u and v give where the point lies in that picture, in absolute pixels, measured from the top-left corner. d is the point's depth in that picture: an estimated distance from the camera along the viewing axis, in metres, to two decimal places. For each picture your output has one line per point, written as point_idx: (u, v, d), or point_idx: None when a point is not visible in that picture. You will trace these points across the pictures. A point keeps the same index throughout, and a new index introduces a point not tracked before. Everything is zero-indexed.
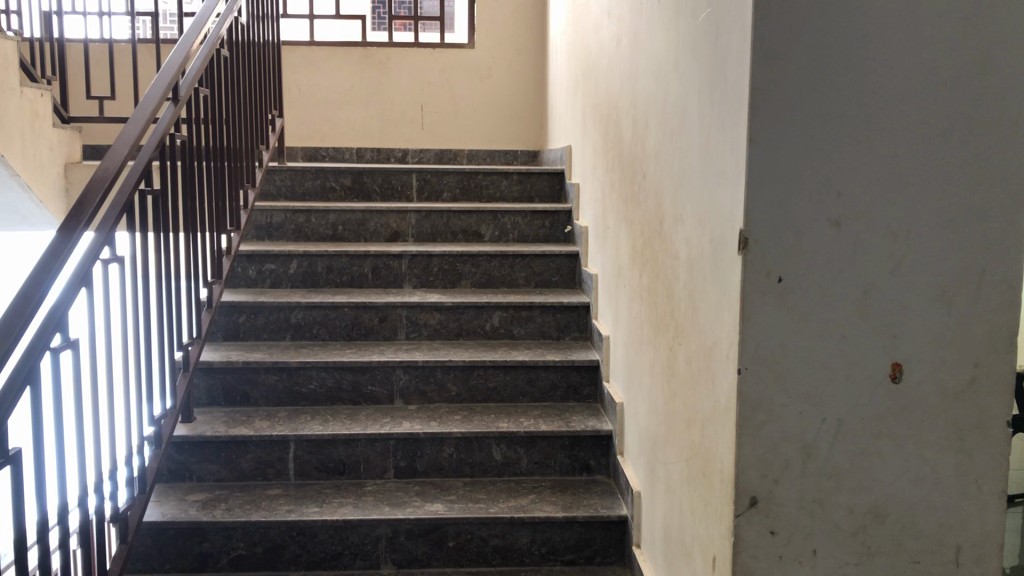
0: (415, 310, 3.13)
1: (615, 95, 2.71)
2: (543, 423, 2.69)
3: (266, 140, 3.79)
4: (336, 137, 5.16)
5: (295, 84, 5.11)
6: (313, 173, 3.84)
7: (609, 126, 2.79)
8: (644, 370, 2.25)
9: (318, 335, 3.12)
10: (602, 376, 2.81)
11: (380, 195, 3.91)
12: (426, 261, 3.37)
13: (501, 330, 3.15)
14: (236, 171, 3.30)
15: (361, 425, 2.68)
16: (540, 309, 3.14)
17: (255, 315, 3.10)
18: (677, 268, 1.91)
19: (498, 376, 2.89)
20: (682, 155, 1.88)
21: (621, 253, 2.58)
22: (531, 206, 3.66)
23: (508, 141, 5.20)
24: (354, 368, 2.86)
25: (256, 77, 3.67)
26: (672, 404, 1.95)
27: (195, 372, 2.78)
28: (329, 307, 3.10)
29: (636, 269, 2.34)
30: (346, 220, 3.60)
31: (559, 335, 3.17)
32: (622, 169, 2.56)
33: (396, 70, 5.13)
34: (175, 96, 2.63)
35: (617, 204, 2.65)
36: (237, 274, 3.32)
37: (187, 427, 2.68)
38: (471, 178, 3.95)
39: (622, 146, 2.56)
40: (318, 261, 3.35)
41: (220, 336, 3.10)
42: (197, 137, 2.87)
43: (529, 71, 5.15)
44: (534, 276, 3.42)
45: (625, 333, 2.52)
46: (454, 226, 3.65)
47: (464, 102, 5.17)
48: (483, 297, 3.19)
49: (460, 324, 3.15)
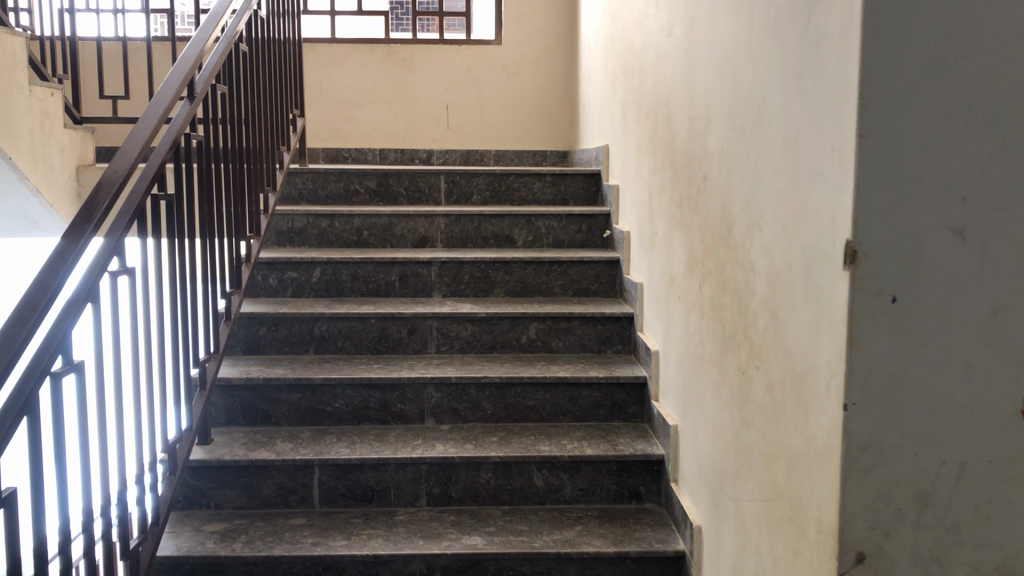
0: (446, 321, 2.92)
1: (666, 90, 2.49)
2: (588, 446, 2.48)
3: (287, 141, 3.60)
4: (358, 138, 4.96)
5: (316, 83, 4.92)
6: (335, 176, 3.64)
7: (658, 124, 2.57)
8: (706, 392, 2.04)
9: (342, 348, 2.92)
10: (651, 394, 2.60)
11: (406, 198, 3.71)
12: (457, 269, 3.17)
13: (538, 343, 2.94)
14: (256, 174, 3.11)
15: (391, 448, 2.48)
16: (580, 321, 2.93)
17: (276, 327, 2.90)
18: (753, 281, 1.69)
19: (537, 394, 2.68)
20: (758, 154, 1.66)
21: (674, 262, 2.36)
22: (566, 209, 3.45)
23: (537, 141, 5.00)
24: (382, 384, 2.66)
25: (275, 74, 3.48)
26: (747, 434, 1.73)
27: (212, 390, 2.59)
28: (355, 318, 2.90)
29: (695, 279, 2.12)
30: (371, 224, 3.40)
31: (600, 348, 2.95)
32: (675, 169, 2.34)
33: (420, 67, 4.93)
34: (191, 94, 2.44)
35: (668, 208, 2.44)
36: (257, 282, 3.13)
37: (204, 450, 2.49)
38: (502, 180, 3.75)
39: (676, 145, 2.35)
40: (343, 269, 3.15)
41: (239, 350, 2.91)
42: (214, 137, 2.68)
43: (559, 68, 4.93)
44: (571, 284, 3.21)
45: (679, 350, 2.30)
46: (485, 230, 3.45)
47: (492, 100, 4.96)
48: (519, 307, 2.99)
49: (494, 336, 2.94)
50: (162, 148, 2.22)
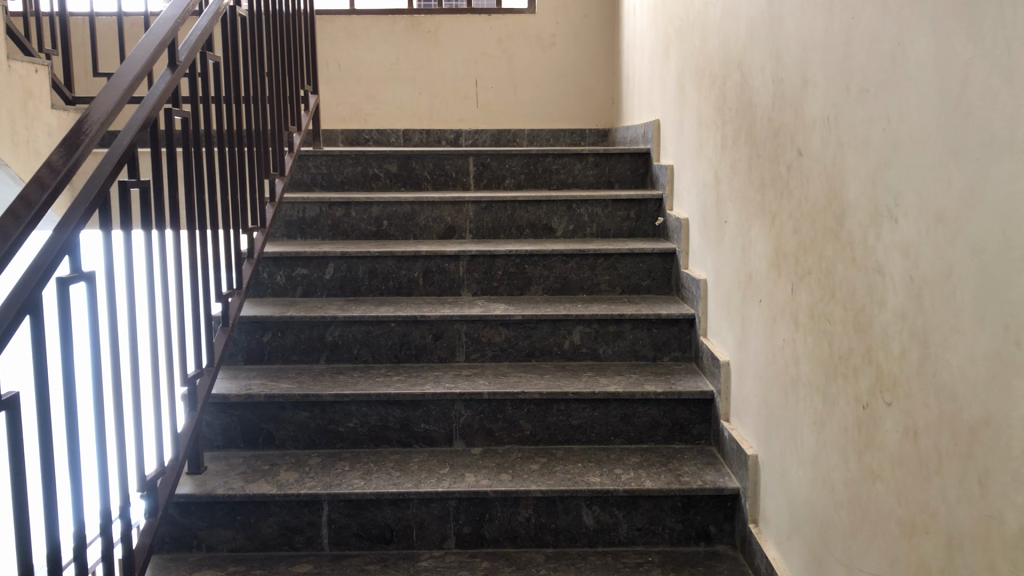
0: (476, 325, 2.53)
1: (739, 50, 2.07)
2: (647, 477, 2.08)
3: (298, 120, 3.21)
4: (380, 118, 4.58)
5: (334, 59, 4.53)
6: (352, 158, 3.26)
7: (729, 92, 2.16)
8: (804, 421, 1.63)
9: (358, 356, 2.55)
10: (720, 413, 2.19)
11: (432, 182, 3.32)
12: (488, 263, 2.78)
13: (582, 350, 2.54)
14: (257, 157, 2.72)
15: (412, 479, 2.10)
16: (631, 324, 2.52)
17: (283, 333, 2.53)
18: (883, 288, 1.27)
19: (584, 412, 2.28)
20: (888, 119, 1.25)
21: (752, 258, 1.95)
22: (612, 194, 3.04)
23: (575, 118, 4.59)
24: (403, 401, 2.28)
25: (283, 45, 3.10)
26: (870, 488, 1.33)
27: (205, 409, 2.22)
28: (372, 321, 2.52)
29: (786, 279, 1.71)
30: (392, 213, 3.01)
31: (656, 356, 2.54)
32: (754, 144, 1.93)
33: (447, 40, 4.52)
34: (172, 61, 2.06)
35: (743, 191, 2.02)
36: (262, 280, 2.76)
37: (195, 480, 2.12)
38: (539, 161, 3.34)
39: (755, 115, 1.93)
40: (359, 264, 2.77)
41: (240, 360, 2.54)
42: (205, 116, 2.31)
43: (599, 37, 4.50)
44: (620, 280, 2.79)
45: (762, 363, 1.89)
46: (520, 219, 3.05)
47: (525, 75, 4.55)
48: (560, 308, 2.59)
49: (532, 342, 2.54)
50: (132, 125, 1.83)
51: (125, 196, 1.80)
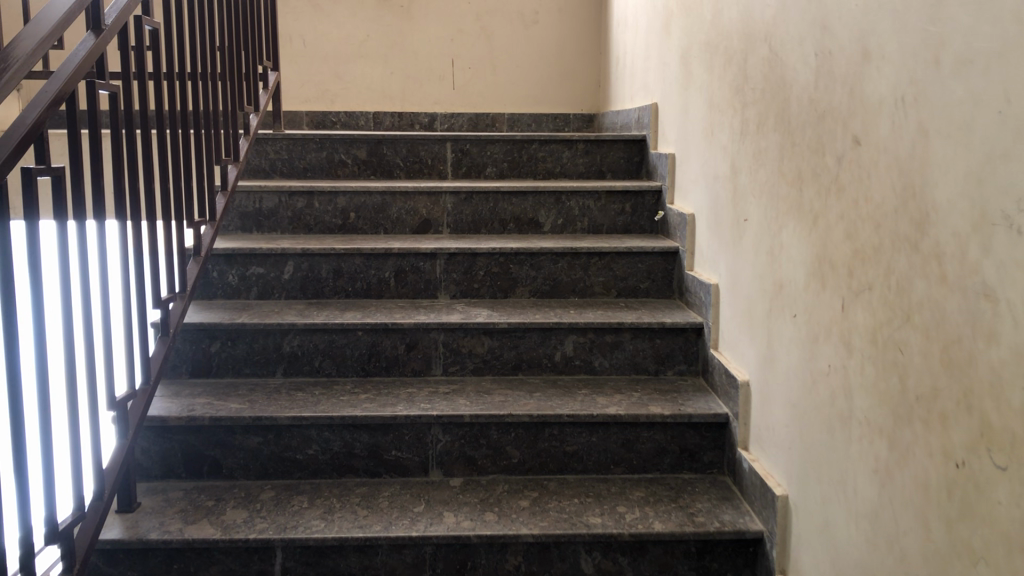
0: (455, 334, 2.22)
1: (769, 21, 1.78)
2: (655, 518, 1.79)
3: (256, 100, 2.87)
4: (348, 99, 4.24)
5: (298, 34, 4.18)
6: (316, 143, 2.93)
7: (753, 71, 1.87)
8: (858, 468, 1.35)
9: (320, 369, 2.23)
10: (737, 441, 1.91)
11: (405, 170, 2.99)
12: (468, 262, 2.47)
13: (576, 362, 2.25)
14: (204, 142, 2.39)
15: (381, 520, 1.79)
16: (631, 333, 2.23)
17: (234, 342, 2.21)
18: (994, 316, 0.99)
19: (580, 438, 1.99)
20: (1007, 97, 0.96)
21: (784, 265, 1.67)
22: (605, 184, 2.74)
23: (558, 102, 4.28)
24: (371, 425, 1.97)
25: (236, 14, 2.75)
26: (966, 568, 1.05)
27: (139, 433, 1.90)
28: (336, 330, 2.21)
29: (835, 293, 1.43)
30: (359, 204, 2.70)
31: (658, 370, 2.25)
32: (789, 130, 1.64)
33: (421, 16, 4.19)
34: (96, 24, 1.71)
35: (771, 187, 1.74)
36: (211, 280, 2.43)
37: (125, 520, 1.80)
38: (523, 148, 3.03)
39: (790, 98, 1.64)
40: (322, 262, 2.45)
41: (185, 373, 2.22)
42: (140, 92, 1.97)
43: (585, 16, 4.19)
44: (616, 281, 2.50)
45: (796, 389, 1.61)
46: (503, 212, 2.74)
47: (505, 55, 4.23)
48: (550, 315, 2.29)
49: (519, 353, 2.24)
50: (37, 100, 1.48)
51: (30, 185, 1.45)
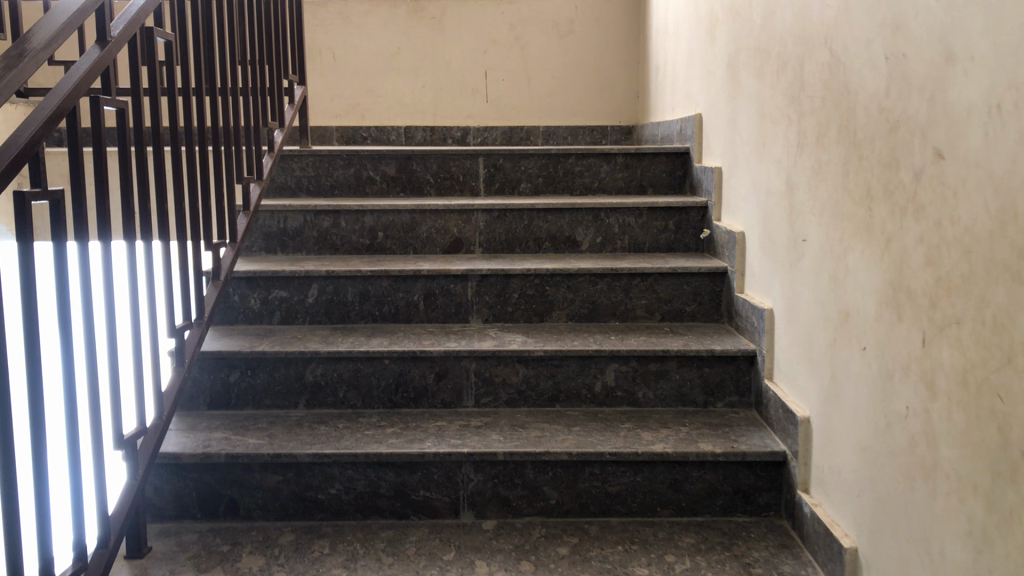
0: (488, 363, 2.08)
1: (828, 23, 1.62)
2: (707, 569, 1.63)
3: (281, 115, 2.76)
4: (378, 113, 4.13)
5: (328, 48, 4.08)
6: (344, 159, 2.81)
7: (810, 78, 1.71)
8: (946, 527, 1.18)
9: (345, 400, 2.10)
10: (797, 482, 1.75)
11: (436, 187, 2.86)
12: (502, 284, 2.33)
13: (618, 393, 2.09)
14: (224, 159, 2.27)
15: (408, 570, 1.64)
16: (678, 362, 2.07)
17: (254, 372, 2.09)
18: None
19: (624, 477, 1.84)
20: None
21: (850, 292, 1.51)
22: (647, 200, 2.59)
23: (595, 114, 4.14)
24: (397, 463, 1.83)
25: (259, 27, 2.64)
26: None
27: (151, 471, 1.77)
28: (361, 358, 2.07)
29: (914, 326, 1.27)
30: (388, 223, 2.57)
31: (707, 402, 2.09)
32: (855, 141, 1.48)
33: (454, 27, 4.07)
34: (102, 37, 1.59)
35: (834, 204, 1.58)
36: (232, 304, 2.31)
37: (134, 567, 1.67)
38: (559, 162, 2.88)
39: (856, 106, 1.48)
40: (348, 285, 2.32)
41: (203, 404, 2.10)
42: (152, 108, 1.86)
43: (623, 24, 4.05)
44: (659, 304, 2.34)
45: (866, 430, 1.45)
46: (538, 230, 2.60)
47: (540, 65, 4.10)
48: (590, 341, 2.14)
49: (557, 383, 2.09)
50: (36, 116, 1.36)
51: (24, 210, 1.32)
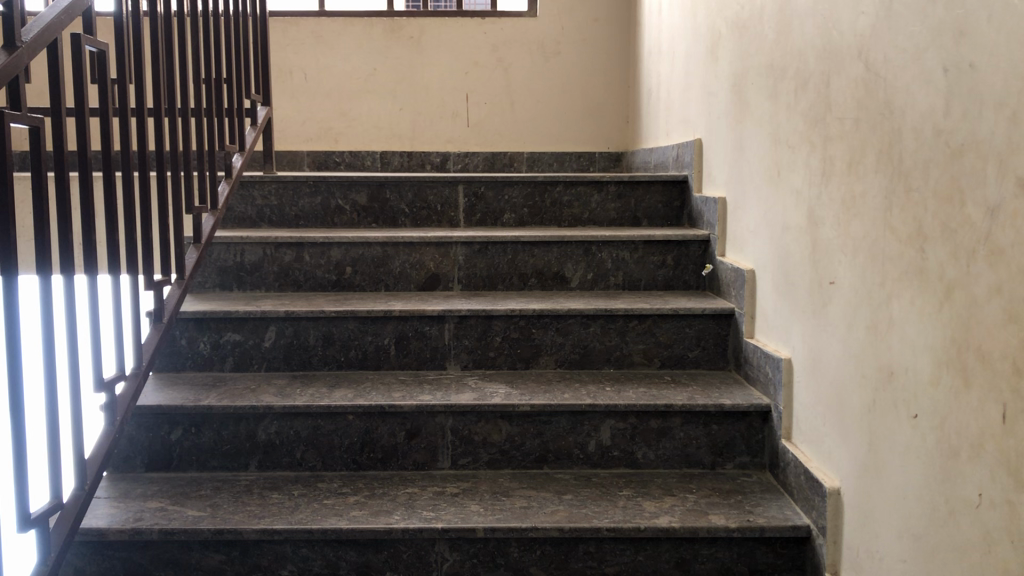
0: (466, 419, 1.83)
1: (863, 33, 1.39)
2: None
3: (242, 138, 2.51)
4: (352, 138, 3.89)
5: (299, 68, 3.85)
6: (310, 186, 2.56)
7: (839, 97, 1.48)
8: None
9: (303, 461, 1.84)
10: (824, 565, 1.50)
11: (410, 217, 2.61)
12: (483, 326, 2.08)
13: (614, 454, 1.84)
14: (175, 186, 2.01)
15: None
16: (681, 418, 1.83)
17: (199, 430, 1.83)
18: None
19: (623, 556, 1.59)
20: None
21: (896, 347, 1.27)
22: (642, 233, 2.35)
23: (582, 139, 3.92)
24: (360, 540, 1.57)
25: (218, 41, 2.40)
26: None
27: (68, 553, 1.49)
28: (322, 414, 1.82)
29: (990, 395, 1.03)
30: (357, 257, 2.32)
31: (715, 463, 1.85)
32: (903, 170, 1.25)
33: (433, 47, 3.85)
34: (8, 42, 1.32)
35: (873, 244, 1.35)
36: (179, 350, 2.05)
37: None
38: (546, 191, 2.65)
39: (902, 129, 1.25)
40: (309, 328, 2.06)
41: (141, 466, 1.83)
42: (81, 131, 1.59)
43: (612, 46, 3.84)
44: (658, 350, 2.10)
45: (918, 515, 1.21)
46: (523, 265, 2.36)
47: (524, 89, 3.88)
48: (582, 393, 1.89)
49: (545, 442, 1.84)
50: None
51: None
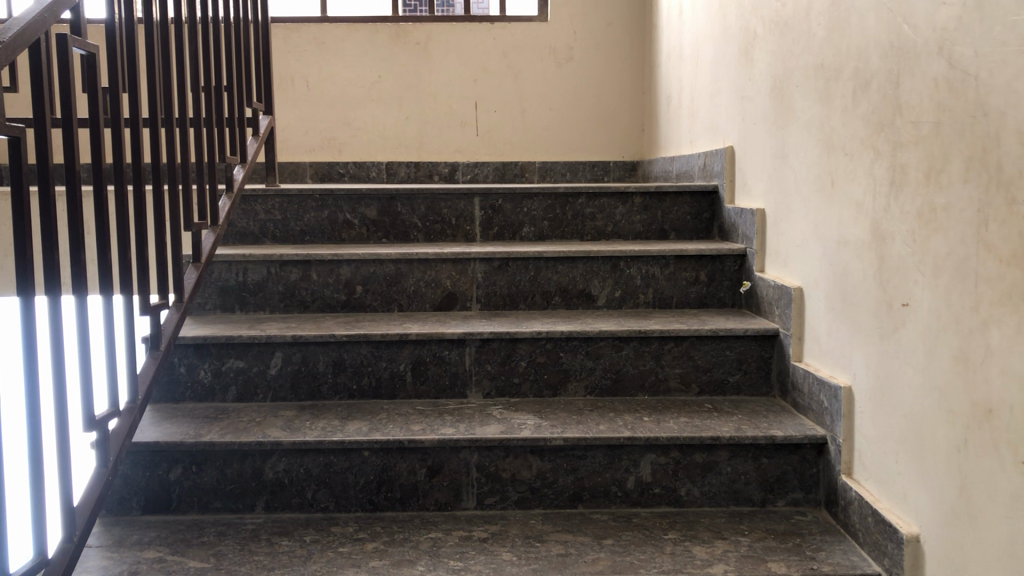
0: (493, 454, 1.68)
1: (943, 27, 1.24)
2: None
3: (243, 149, 2.35)
4: (357, 148, 3.74)
5: (301, 75, 3.70)
6: (316, 200, 2.41)
7: (912, 99, 1.33)
8: None
9: (315, 501, 1.68)
10: None
11: (423, 232, 2.46)
12: (506, 350, 1.92)
13: (655, 491, 1.69)
14: (174, 201, 1.85)
15: None
16: (729, 451, 1.68)
17: (201, 468, 1.67)
18: None
19: None
20: None
21: (997, 381, 1.11)
22: (673, 247, 2.20)
23: (596, 148, 3.77)
24: None
25: (218, 46, 2.25)
26: None
27: None
28: (335, 450, 1.66)
29: None
30: (368, 275, 2.16)
31: (765, 500, 1.69)
32: (1004, 179, 1.09)
33: (440, 53, 3.70)
34: None
35: (963, 264, 1.19)
36: (178, 379, 1.89)
37: None
38: (567, 203, 2.49)
39: (1000, 134, 1.10)
40: (318, 353, 1.90)
41: (137, 509, 1.67)
42: (68, 143, 1.43)
43: (626, 51, 3.69)
44: (696, 374, 1.94)
45: None
46: (546, 282, 2.20)
47: (535, 96, 3.73)
48: (618, 424, 1.73)
49: (579, 479, 1.68)
50: None
51: None
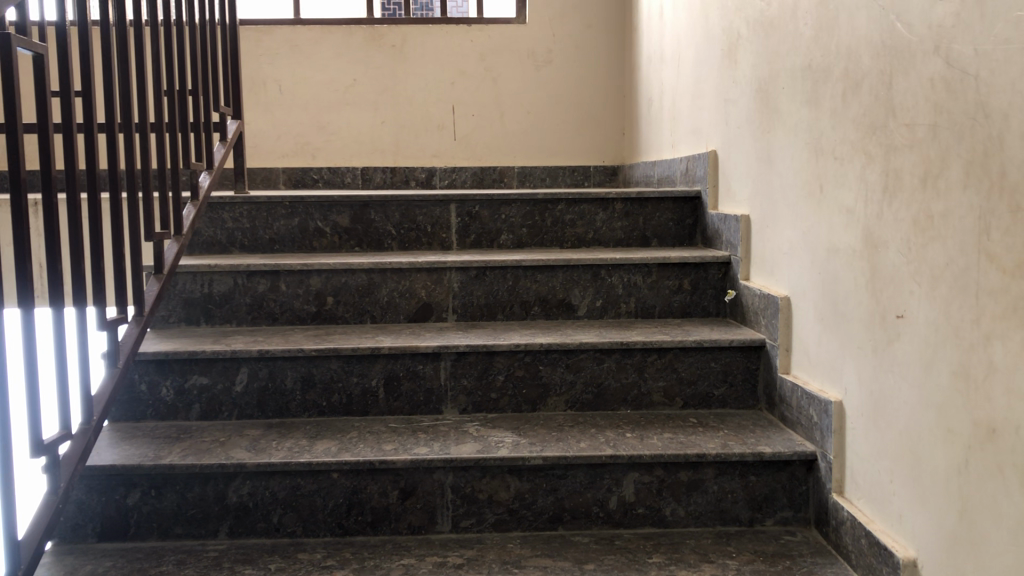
0: (468, 475, 1.60)
1: (939, 24, 1.18)
2: None
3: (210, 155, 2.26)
4: (331, 154, 3.65)
5: (274, 79, 3.61)
6: (286, 207, 2.32)
7: (906, 100, 1.26)
8: None
9: (281, 526, 1.59)
10: None
11: (397, 240, 2.37)
12: (483, 364, 1.85)
13: (638, 511, 1.61)
14: (133, 210, 1.76)
15: None
16: (715, 469, 1.61)
17: (159, 492, 1.58)
18: None
19: None
20: None
21: (1000, 400, 1.05)
22: (655, 255, 2.13)
23: (575, 153, 3.70)
24: None
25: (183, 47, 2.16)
26: None
27: None
28: (302, 472, 1.58)
29: None
30: (339, 286, 2.08)
31: (753, 519, 1.62)
32: (1008, 185, 1.03)
33: (416, 56, 3.62)
34: None
35: (963, 274, 1.12)
36: (138, 397, 1.80)
37: None
38: (546, 210, 2.42)
39: (1004, 137, 1.03)
40: (286, 368, 1.82)
41: (91, 535, 1.57)
42: (14, 150, 1.34)
43: (605, 53, 3.63)
44: (680, 387, 1.87)
45: None
46: (525, 292, 2.13)
47: (513, 100, 3.66)
48: (600, 441, 1.66)
49: (559, 499, 1.61)
50: None
51: None
